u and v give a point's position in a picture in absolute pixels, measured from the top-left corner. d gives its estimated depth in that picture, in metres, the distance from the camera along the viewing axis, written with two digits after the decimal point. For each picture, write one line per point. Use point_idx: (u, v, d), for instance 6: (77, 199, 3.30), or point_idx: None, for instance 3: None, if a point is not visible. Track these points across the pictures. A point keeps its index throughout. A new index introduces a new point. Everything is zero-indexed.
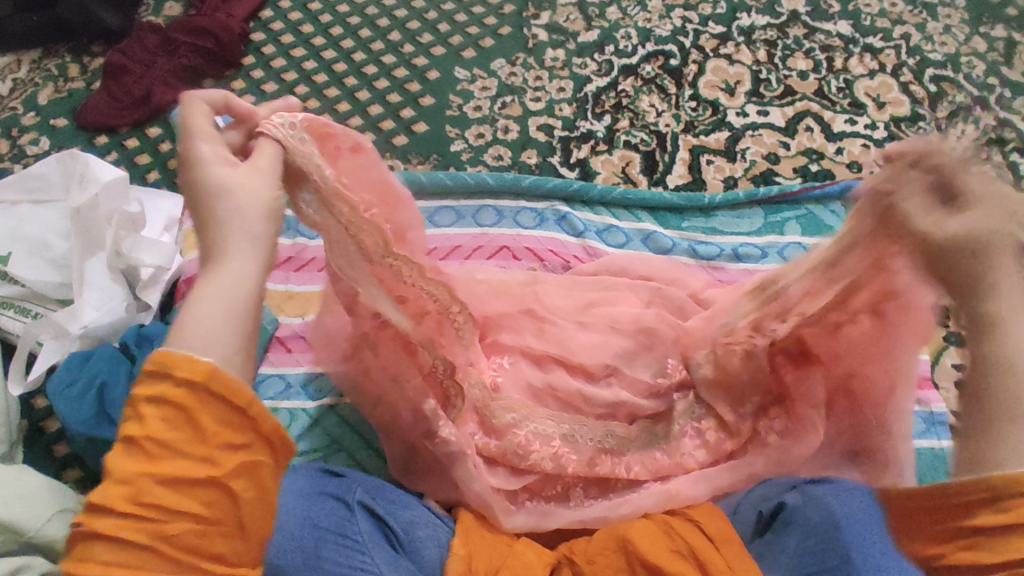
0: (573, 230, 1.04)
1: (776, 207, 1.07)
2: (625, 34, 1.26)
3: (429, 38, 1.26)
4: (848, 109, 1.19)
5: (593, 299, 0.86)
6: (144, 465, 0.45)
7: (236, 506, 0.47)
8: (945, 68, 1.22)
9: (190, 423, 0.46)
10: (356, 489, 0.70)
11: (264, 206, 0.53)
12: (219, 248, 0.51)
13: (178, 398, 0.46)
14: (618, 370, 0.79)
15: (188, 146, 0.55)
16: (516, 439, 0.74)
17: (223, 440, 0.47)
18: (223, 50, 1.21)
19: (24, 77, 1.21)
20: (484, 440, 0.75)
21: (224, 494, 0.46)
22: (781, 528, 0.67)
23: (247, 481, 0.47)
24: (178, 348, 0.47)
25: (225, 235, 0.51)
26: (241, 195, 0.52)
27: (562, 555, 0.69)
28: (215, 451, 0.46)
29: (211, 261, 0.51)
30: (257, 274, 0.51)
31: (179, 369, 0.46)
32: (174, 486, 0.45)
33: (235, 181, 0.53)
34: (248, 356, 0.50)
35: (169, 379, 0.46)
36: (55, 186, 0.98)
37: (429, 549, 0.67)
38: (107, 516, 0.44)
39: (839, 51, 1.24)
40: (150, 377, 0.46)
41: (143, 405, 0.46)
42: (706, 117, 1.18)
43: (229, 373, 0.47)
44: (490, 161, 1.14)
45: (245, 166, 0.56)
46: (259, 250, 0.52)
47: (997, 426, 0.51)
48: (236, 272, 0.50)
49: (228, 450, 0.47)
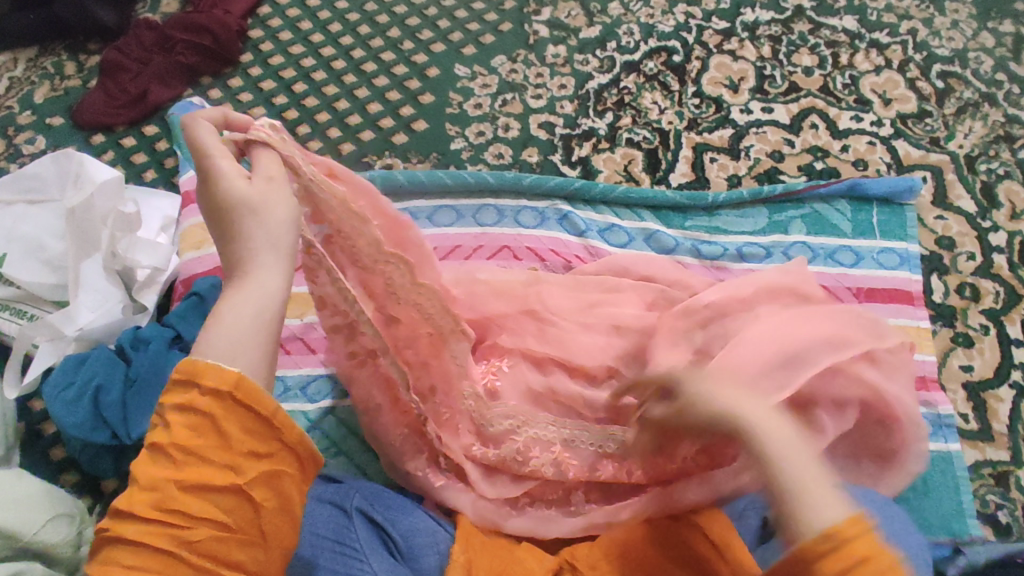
0: (575, 230, 1.02)
1: (781, 206, 1.05)
2: (628, 30, 1.25)
3: (428, 35, 1.25)
4: (853, 105, 1.17)
5: (595, 301, 0.84)
6: (169, 473, 0.45)
7: (258, 515, 0.47)
8: (953, 64, 1.20)
9: (215, 430, 0.46)
10: (354, 496, 0.69)
11: (287, 213, 0.53)
12: (243, 258, 0.51)
13: (203, 405, 0.46)
14: (619, 373, 0.76)
15: (202, 156, 0.54)
16: (515, 444, 0.73)
17: (245, 447, 0.47)
18: (220, 47, 1.20)
19: (20, 76, 1.20)
20: (482, 449, 0.74)
21: (247, 502, 0.46)
22: None
23: (270, 490, 0.47)
24: (206, 359, 0.47)
25: (249, 244, 0.51)
26: (262, 204, 0.52)
27: (563, 559, 0.67)
28: (238, 459, 0.46)
29: (235, 271, 0.51)
30: (281, 282, 0.51)
31: (207, 378, 0.46)
32: (199, 493, 0.45)
33: (255, 189, 0.53)
34: (274, 363, 0.50)
35: (196, 388, 0.46)
36: (50, 184, 0.96)
37: (429, 556, 0.66)
38: (134, 522, 0.44)
39: (844, 47, 1.22)
40: (177, 386, 0.47)
41: (170, 413, 0.46)
42: (709, 114, 1.17)
43: (256, 382, 0.48)
44: (491, 159, 1.12)
45: (263, 175, 0.55)
46: (282, 257, 0.52)
47: (791, 511, 0.44)
48: (259, 278, 0.50)
49: (252, 458, 0.47)
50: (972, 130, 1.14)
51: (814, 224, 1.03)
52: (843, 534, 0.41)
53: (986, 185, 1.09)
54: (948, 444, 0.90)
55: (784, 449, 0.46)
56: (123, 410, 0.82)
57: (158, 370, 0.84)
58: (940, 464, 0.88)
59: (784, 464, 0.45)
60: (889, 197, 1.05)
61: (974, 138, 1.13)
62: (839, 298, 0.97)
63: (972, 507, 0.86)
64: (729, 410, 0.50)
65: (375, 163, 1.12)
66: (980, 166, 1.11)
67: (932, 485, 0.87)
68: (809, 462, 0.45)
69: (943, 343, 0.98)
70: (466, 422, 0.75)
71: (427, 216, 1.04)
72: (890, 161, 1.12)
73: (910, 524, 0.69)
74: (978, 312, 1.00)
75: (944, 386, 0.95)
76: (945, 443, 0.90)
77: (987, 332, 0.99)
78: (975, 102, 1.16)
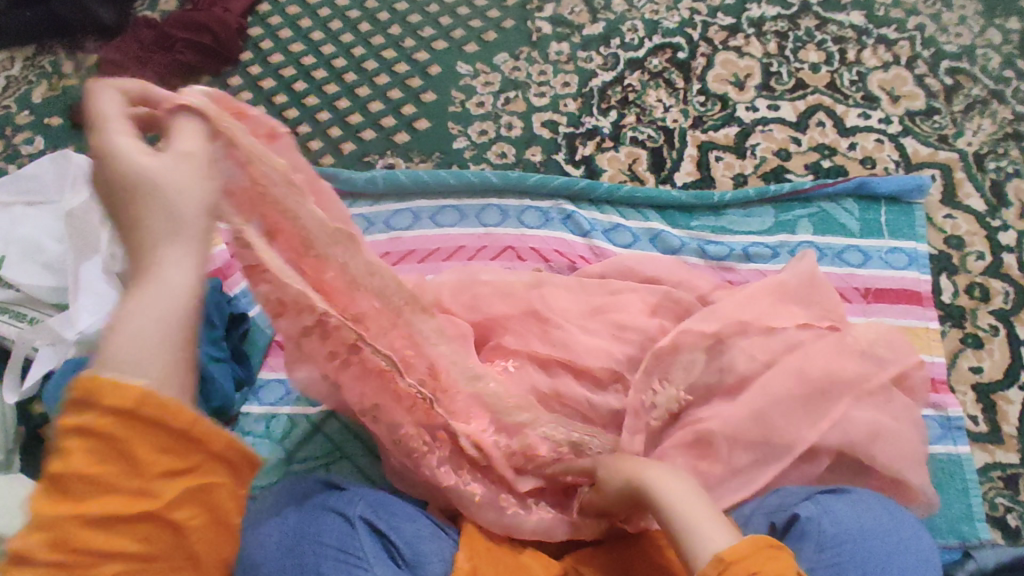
0: (579, 230, 1.01)
1: (788, 205, 1.04)
2: (632, 27, 1.23)
3: (430, 32, 1.23)
4: (861, 102, 1.15)
5: (600, 303, 0.83)
6: (70, 507, 0.40)
7: (183, 537, 0.43)
8: (961, 60, 1.19)
9: (122, 456, 0.40)
10: (357, 503, 0.68)
11: (201, 197, 0.46)
12: (146, 252, 0.43)
13: (105, 427, 0.40)
14: (624, 376, 0.76)
15: (97, 135, 0.46)
16: (525, 440, 0.70)
17: (159, 468, 0.42)
18: (220, 46, 1.19)
19: (18, 75, 1.19)
20: (495, 437, 0.69)
21: (169, 527, 0.42)
22: (796, 537, 0.64)
23: (194, 507, 0.43)
24: (104, 374, 0.40)
25: (153, 234, 0.44)
26: (170, 187, 0.44)
27: (569, 566, 0.68)
28: (153, 482, 0.41)
29: (138, 266, 0.43)
30: (194, 278, 0.44)
31: (106, 399, 0.39)
32: (109, 527, 0.40)
33: (162, 169, 0.45)
34: (187, 375, 0.43)
35: (95, 410, 0.40)
36: (48, 187, 0.96)
37: (433, 563, 0.65)
38: (32, 565, 0.39)
39: (852, 43, 1.21)
40: (73, 410, 0.40)
41: (66, 440, 0.40)
42: (715, 112, 1.15)
43: (165, 399, 0.41)
44: (494, 158, 1.11)
45: (173, 152, 0.47)
46: (194, 249, 0.45)
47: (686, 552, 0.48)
48: (166, 275, 0.43)
49: (169, 478, 0.42)
50: (981, 128, 1.12)
51: (821, 223, 1.02)
52: (728, 556, 0.44)
53: (996, 183, 1.08)
54: (957, 446, 0.89)
55: (682, 501, 0.52)
56: None
57: None
58: (948, 467, 0.87)
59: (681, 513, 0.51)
60: (898, 196, 1.04)
61: (983, 135, 1.12)
62: (847, 299, 0.96)
63: (981, 511, 0.85)
64: (640, 477, 0.57)
65: (376, 163, 1.11)
66: (989, 164, 1.09)
67: (940, 488, 0.86)
68: (701, 507, 0.50)
69: (952, 344, 0.97)
70: (477, 404, 0.70)
71: (430, 216, 1.03)
72: (898, 159, 1.10)
73: (921, 528, 0.67)
74: (988, 312, 0.99)
75: (953, 388, 0.94)
76: (955, 445, 0.89)
77: (996, 333, 0.98)
78: (984, 99, 1.15)
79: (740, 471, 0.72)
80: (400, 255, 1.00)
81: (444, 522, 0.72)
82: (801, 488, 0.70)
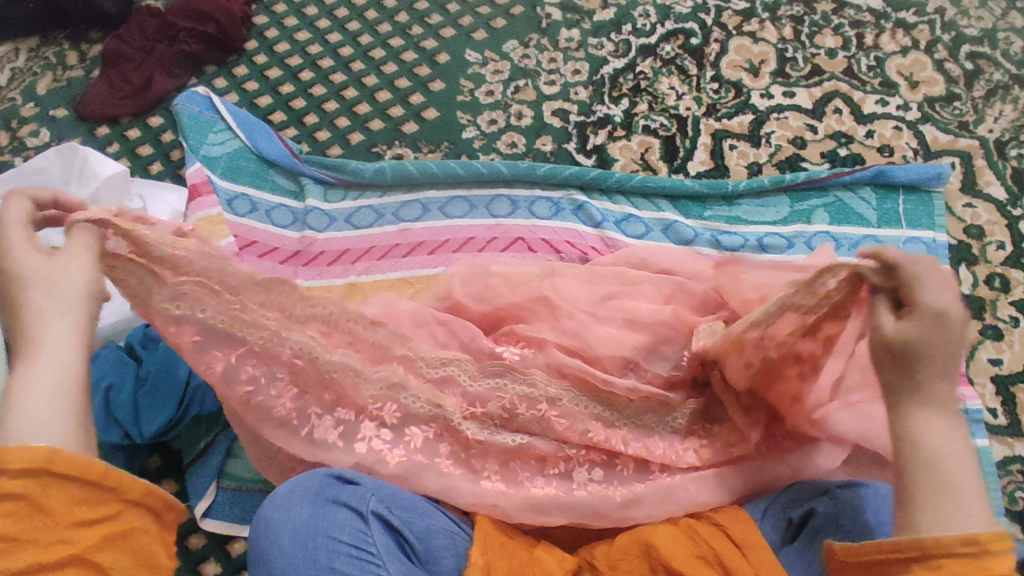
0: (590, 221, 0.99)
1: (804, 194, 1.02)
2: (643, 12, 1.21)
3: (437, 19, 1.21)
4: (879, 88, 1.13)
5: (611, 292, 0.81)
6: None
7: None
8: (982, 44, 1.16)
9: (38, 509, 0.50)
10: (370, 498, 0.66)
11: (75, 375, 0.55)
12: (35, 336, 0.55)
13: (61, 471, 0.51)
14: (636, 365, 0.75)
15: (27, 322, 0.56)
16: (501, 402, 0.72)
17: (72, 518, 0.51)
18: (224, 35, 1.17)
19: (22, 66, 1.17)
20: (471, 408, 0.72)
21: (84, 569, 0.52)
22: (812, 536, 0.67)
23: (116, 554, 0.54)
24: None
25: (43, 331, 0.55)
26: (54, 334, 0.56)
27: (583, 559, 0.68)
28: (65, 534, 0.51)
29: (26, 355, 0.55)
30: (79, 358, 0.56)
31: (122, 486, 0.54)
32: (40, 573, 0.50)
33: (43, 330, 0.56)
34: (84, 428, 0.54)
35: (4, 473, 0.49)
36: (55, 178, 0.95)
37: (447, 558, 0.67)
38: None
39: (869, 27, 1.18)
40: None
41: None
42: (728, 99, 1.13)
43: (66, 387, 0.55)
44: (504, 148, 1.09)
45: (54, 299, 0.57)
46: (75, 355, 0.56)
47: (926, 505, 0.53)
48: (54, 353, 0.55)
49: (81, 526, 0.52)
50: (1002, 114, 1.10)
51: (837, 213, 1.00)
52: (986, 548, 0.50)
53: (1017, 170, 1.05)
54: (975, 438, 0.88)
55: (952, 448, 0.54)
56: (135, 411, 0.83)
57: (171, 371, 0.84)
58: None
59: (947, 459, 0.54)
60: (917, 184, 1.01)
61: (1005, 122, 1.09)
62: None
63: (999, 505, 0.84)
64: (917, 392, 0.56)
65: (384, 154, 1.09)
66: (1010, 151, 1.07)
67: None
68: (967, 462, 0.54)
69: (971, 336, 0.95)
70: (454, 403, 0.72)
71: (439, 207, 1.01)
72: (916, 146, 1.08)
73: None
74: (1007, 303, 0.97)
75: (972, 380, 0.92)
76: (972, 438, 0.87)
77: (1016, 324, 0.96)
78: (1005, 84, 1.12)
79: (752, 466, 0.71)
80: (408, 246, 0.98)
81: (455, 513, 0.71)
82: (815, 483, 0.71)
